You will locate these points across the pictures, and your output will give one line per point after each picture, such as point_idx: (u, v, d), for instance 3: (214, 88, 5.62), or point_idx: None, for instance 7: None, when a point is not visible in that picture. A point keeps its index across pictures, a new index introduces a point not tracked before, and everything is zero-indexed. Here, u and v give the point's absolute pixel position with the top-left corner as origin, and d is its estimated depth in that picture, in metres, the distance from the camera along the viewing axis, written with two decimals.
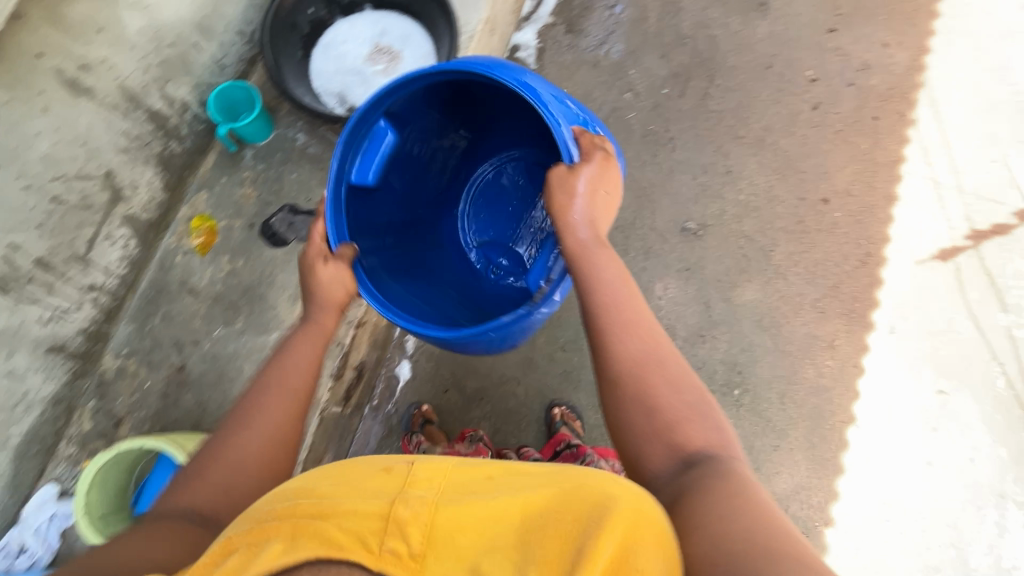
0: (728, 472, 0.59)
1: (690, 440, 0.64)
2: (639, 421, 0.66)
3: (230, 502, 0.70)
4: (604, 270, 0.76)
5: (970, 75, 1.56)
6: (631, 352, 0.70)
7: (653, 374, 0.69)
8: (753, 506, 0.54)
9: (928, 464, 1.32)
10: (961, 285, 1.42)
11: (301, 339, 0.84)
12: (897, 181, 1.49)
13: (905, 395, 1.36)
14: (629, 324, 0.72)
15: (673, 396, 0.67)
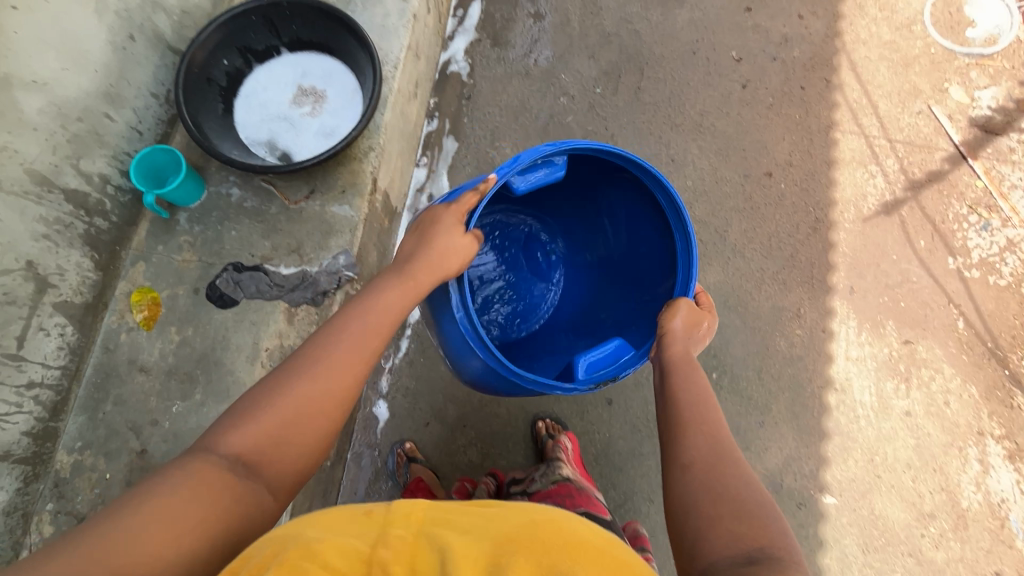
0: (792, 571, 0.53)
1: (751, 536, 0.58)
2: (705, 505, 0.63)
3: (274, 459, 0.64)
4: (698, 384, 0.78)
5: (884, 34, 1.62)
6: (703, 450, 0.69)
7: (727, 467, 0.67)
8: None
9: (907, 414, 1.35)
10: (908, 236, 1.46)
11: (383, 292, 0.79)
12: (833, 145, 1.53)
13: (876, 351, 1.39)
14: (707, 423, 0.73)
15: (739, 488, 0.64)
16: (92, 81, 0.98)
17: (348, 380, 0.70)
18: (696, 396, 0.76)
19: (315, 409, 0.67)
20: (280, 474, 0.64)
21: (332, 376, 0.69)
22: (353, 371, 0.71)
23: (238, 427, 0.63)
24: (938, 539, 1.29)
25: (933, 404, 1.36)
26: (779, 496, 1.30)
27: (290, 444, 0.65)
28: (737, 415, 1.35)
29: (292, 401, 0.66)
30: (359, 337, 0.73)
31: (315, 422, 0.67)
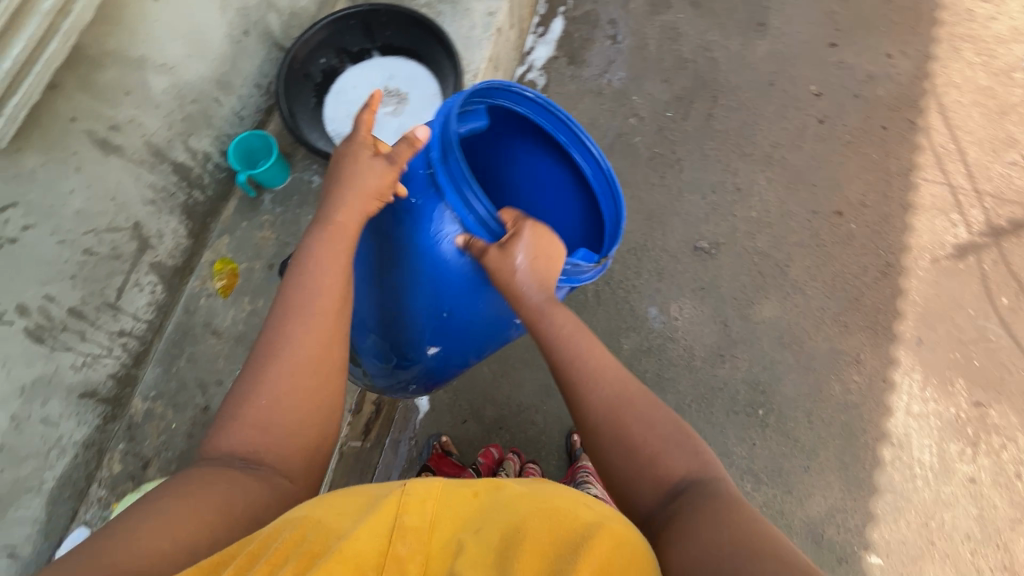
0: (717, 496, 0.57)
1: (674, 469, 0.61)
2: (619, 467, 0.63)
3: (271, 442, 0.65)
4: (562, 336, 0.73)
5: (980, 80, 1.55)
6: (601, 408, 0.66)
7: (624, 416, 0.65)
8: (723, 505, 0.55)
9: (972, 481, 1.26)
10: (989, 292, 1.38)
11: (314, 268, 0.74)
12: (912, 190, 1.47)
13: (941, 409, 1.30)
14: (590, 371, 0.69)
15: (645, 432, 0.64)
16: (209, 68, 1.09)
17: (320, 351, 0.70)
18: (576, 347, 0.71)
19: (298, 388, 0.68)
20: (289, 456, 0.66)
21: (299, 355, 0.69)
22: (324, 338, 0.71)
23: (229, 430, 0.65)
24: None
25: (1002, 474, 1.26)
26: (819, 547, 1.24)
27: (277, 427, 0.66)
28: (781, 456, 1.30)
29: (273, 390, 0.67)
30: (321, 308, 0.72)
31: (303, 402, 0.68)
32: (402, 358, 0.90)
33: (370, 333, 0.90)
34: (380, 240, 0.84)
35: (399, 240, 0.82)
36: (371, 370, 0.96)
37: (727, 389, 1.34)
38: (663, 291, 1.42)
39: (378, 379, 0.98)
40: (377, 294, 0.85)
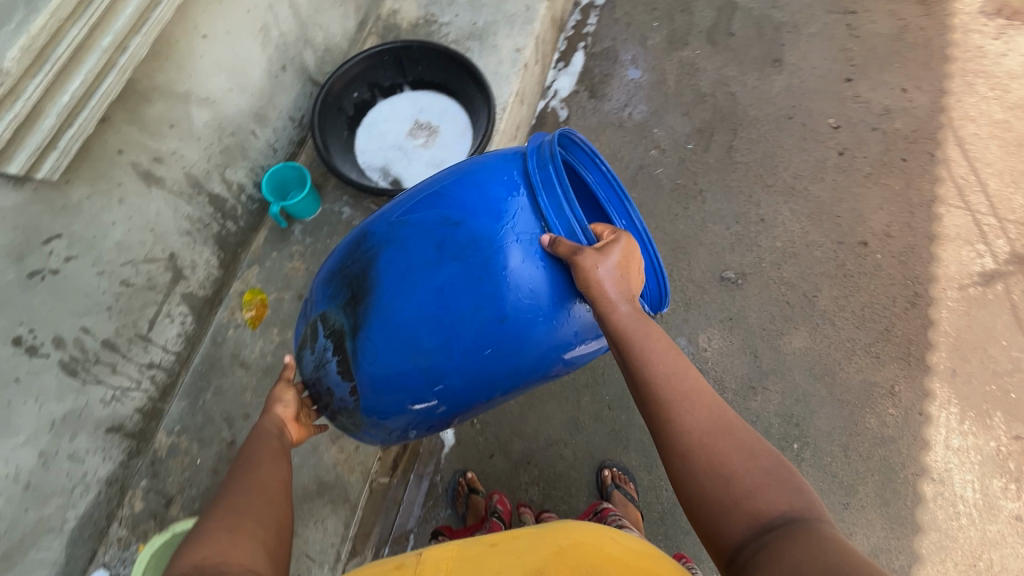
0: (824, 538, 0.52)
1: (772, 503, 0.57)
2: (712, 492, 0.59)
3: (240, 543, 0.59)
4: (656, 356, 0.69)
5: (996, 113, 1.58)
6: (697, 431, 0.63)
7: (722, 443, 0.62)
8: (830, 541, 0.51)
9: (1018, 518, 1.22)
10: (1020, 322, 1.37)
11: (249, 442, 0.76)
12: (936, 220, 1.48)
13: (981, 443, 1.27)
14: (682, 390, 0.66)
15: (744, 464, 0.60)
16: (248, 102, 1.10)
17: (272, 480, 0.69)
18: (664, 366, 0.68)
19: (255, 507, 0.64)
20: (252, 555, 0.58)
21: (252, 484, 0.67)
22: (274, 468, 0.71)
23: (196, 542, 0.58)
24: None
25: None
26: None
27: (245, 530, 0.60)
28: (819, 492, 1.26)
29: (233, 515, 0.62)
30: (264, 449, 0.74)
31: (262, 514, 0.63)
32: (421, 380, 0.78)
33: (390, 343, 0.78)
34: (439, 231, 0.78)
35: (463, 236, 0.77)
36: (370, 393, 0.81)
37: (760, 422, 1.32)
38: (690, 322, 1.41)
39: (374, 408, 0.83)
40: (418, 292, 0.77)
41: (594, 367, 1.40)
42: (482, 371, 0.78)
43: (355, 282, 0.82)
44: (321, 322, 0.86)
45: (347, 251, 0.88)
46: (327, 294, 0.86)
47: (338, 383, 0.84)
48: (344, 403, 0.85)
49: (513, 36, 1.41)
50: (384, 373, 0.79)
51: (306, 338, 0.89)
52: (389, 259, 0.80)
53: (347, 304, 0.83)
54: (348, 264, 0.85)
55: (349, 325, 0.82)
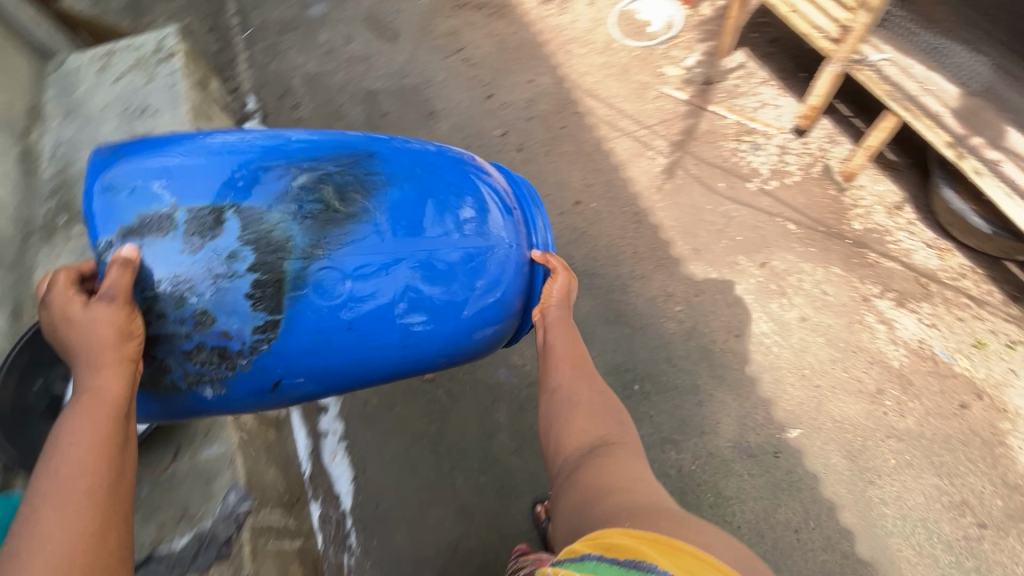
0: (624, 456, 0.76)
1: (602, 432, 0.81)
2: (563, 416, 0.85)
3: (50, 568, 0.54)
4: (566, 335, 0.93)
5: (597, 60, 1.94)
6: (564, 379, 0.90)
7: (581, 386, 0.89)
8: (620, 457, 0.75)
9: (804, 319, 1.43)
10: (709, 185, 1.65)
11: (67, 420, 0.63)
12: (612, 154, 1.74)
13: (745, 286, 1.49)
14: (570, 357, 0.91)
15: (588, 403, 0.86)
16: None
17: (74, 475, 0.59)
18: (568, 335, 0.93)
19: (44, 544, 0.55)
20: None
21: (38, 517, 0.56)
22: (108, 461, 0.62)
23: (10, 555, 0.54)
24: (899, 408, 1.31)
25: (816, 299, 1.46)
26: (755, 458, 1.29)
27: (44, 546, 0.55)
28: (675, 408, 1.36)
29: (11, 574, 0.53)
30: (71, 442, 0.61)
31: (54, 552, 0.55)
32: (375, 331, 0.83)
33: (361, 281, 0.80)
34: (434, 192, 0.86)
35: (456, 214, 0.86)
36: (297, 341, 0.80)
37: None
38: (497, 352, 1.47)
39: (277, 359, 0.80)
40: (382, 245, 0.81)
41: (448, 448, 1.38)
42: (421, 345, 0.87)
43: (322, 191, 0.81)
44: (246, 224, 0.77)
45: (325, 155, 0.86)
46: (277, 197, 0.79)
47: (228, 316, 0.76)
48: (221, 339, 0.77)
49: None
50: (321, 332, 0.80)
51: (189, 223, 0.76)
52: (387, 198, 0.83)
53: (311, 220, 0.79)
54: (333, 179, 0.82)
55: (320, 233, 0.79)
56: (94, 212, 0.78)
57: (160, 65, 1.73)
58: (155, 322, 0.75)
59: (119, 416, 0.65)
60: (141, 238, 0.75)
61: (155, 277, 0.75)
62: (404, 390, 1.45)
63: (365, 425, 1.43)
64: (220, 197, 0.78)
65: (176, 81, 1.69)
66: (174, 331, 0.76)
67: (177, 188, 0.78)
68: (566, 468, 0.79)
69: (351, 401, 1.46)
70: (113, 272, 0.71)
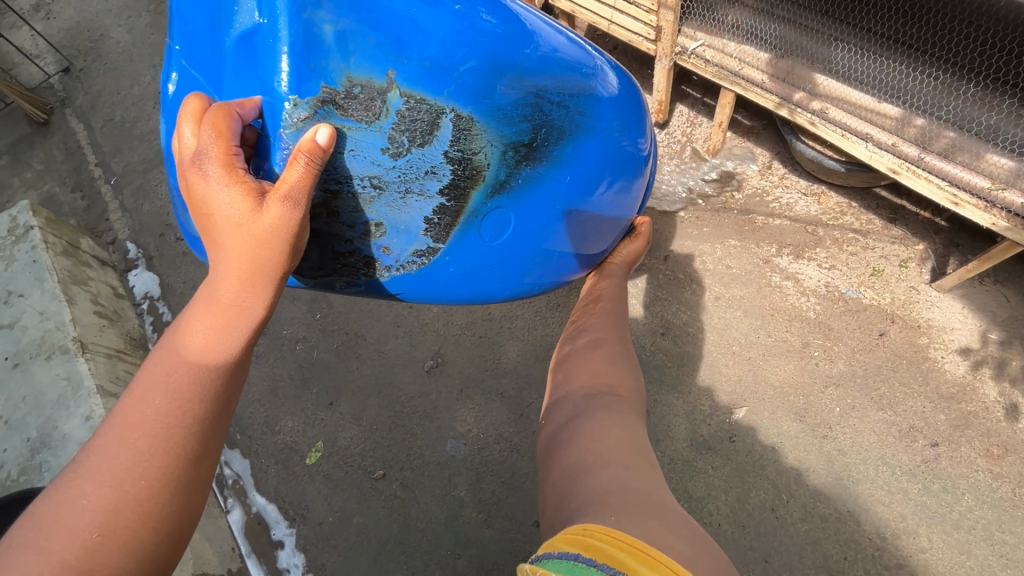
0: (627, 422, 0.69)
1: (618, 389, 0.77)
2: (578, 363, 0.83)
3: (133, 502, 0.50)
4: (610, 296, 0.98)
5: None
6: (595, 334, 0.89)
7: (607, 342, 0.87)
8: (628, 425, 0.68)
9: (718, 299, 1.46)
10: None
11: (195, 304, 0.59)
12: None
13: (656, 283, 1.51)
14: (611, 316, 0.94)
15: (608, 360, 0.83)
16: None
17: (180, 417, 0.54)
18: (608, 297, 0.98)
19: (107, 477, 0.50)
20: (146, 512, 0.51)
21: (145, 409, 0.53)
22: (203, 392, 0.55)
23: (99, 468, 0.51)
24: (827, 355, 1.34)
25: (722, 276, 1.49)
26: (714, 450, 1.28)
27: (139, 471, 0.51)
28: None
29: (69, 492, 0.50)
30: (185, 351, 0.56)
31: (115, 491, 0.50)
32: (513, 279, 0.81)
33: (523, 235, 0.76)
34: (608, 163, 0.82)
35: (605, 184, 0.83)
36: (446, 270, 0.74)
37: None
38: (442, 426, 1.42)
39: (423, 283, 0.76)
40: (546, 202, 0.75)
41: (419, 544, 1.31)
42: (532, 289, 0.89)
43: (535, 129, 0.69)
44: (461, 137, 0.65)
45: (540, 59, 0.69)
46: (505, 114, 0.66)
47: (398, 236, 0.69)
48: (379, 251, 0.70)
49: (75, 412, 1.31)
50: (471, 266, 0.75)
51: (396, 121, 0.62)
52: (569, 148, 0.75)
53: (514, 154, 0.69)
54: (548, 104, 0.70)
55: (529, 166, 0.71)
56: (286, 35, 0.59)
57: (18, 243, 1.60)
58: (324, 218, 0.66)
59: (246, 340, 0.59)
60: (344, 116, 0.61)
61: (350, 171, 0.63)
62: (357, 497, 1.37)
63: (329, 546, 1.34)
64: (444, 94, 0.62)
65: (39, 255, 1.56)
66: (337, 232, 0.67)
67: (413, 52, 0.61)
68: (571, 398, 0.76)
69: (306, 528, 1.37)
70: (300, 165, 0.57)
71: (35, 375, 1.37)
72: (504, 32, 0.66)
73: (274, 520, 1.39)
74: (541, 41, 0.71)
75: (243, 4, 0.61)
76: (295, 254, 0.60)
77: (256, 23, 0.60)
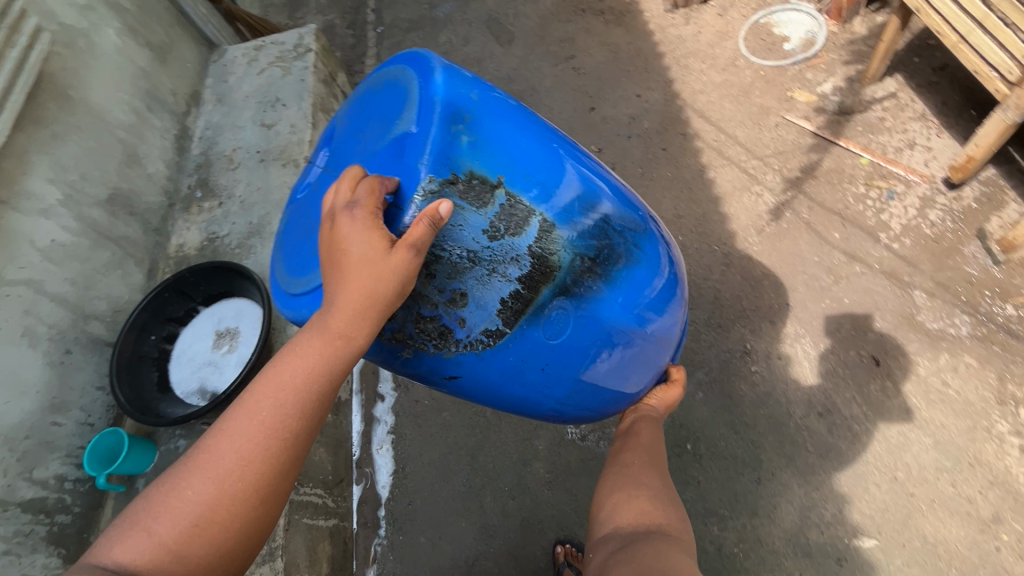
0: (676, 551, 0.72)
1: (660, 519, 0.78)
2: (619, 491, 0.85)
3: (224, 503, 0.59)
4: (647, 428, 0.94)
5: (716, 77, 1.72)
6: (635, 458, 0.90)
7: (646, 467, 0.88)
8: (679, 556, 0.71)
9: (911, 411, 1.21)
10: (821, 234, 1.42)
11: (308, 332, 0.63)
12: (711, 183, 1.56)
13: (842, 357, 1.29)
14: (649, 445, 0.92)
15: (651, 486, 0.84)
16: (38, 400, 1.20)
17: (268, 432, 0.60)
18: (647, 428, 0.94)
19: (210, 475, 0.59)
20: (230, 512, 0.59)
21: (245, 422, 0.60)
22: (299, 413, 0.62)
23: (202, 468, 0.59)
24: (1018, 547, 1.08)
25: (932, 390, 1.22)
26: (812, 558, 1.15)
27: (232, 479, 0.59)
28: (728, 479, 1.23)
29: (179, 482, 0.59)
30: (288, 380, 0.62)
31: (214, 487, 0.59)
32: (560, 389, 0.80)
33: (575, 346, 0.76)
34: (662, 294, 0.83)
35: (656, 319, 0.83)
36: (500, 361, 0.75)
37: None
38: None
39: (479, 370, 0.76)
40: (602, 317, 0.76)
41: (484, 466, 1.39)
42: (575, 408, 0.85)
43: (600, 247, 0.74)
44: (544, 238, 0.69)
45: (611, 192, 0.77)
46: (578, 226, 0.72)
47: (476, 309, 0.70)
48: (456, 322, 0.71)
49: None
50: (526, 361, 0.75)
51: (499, 211, 0.68)
52: (629, 273, 0.77)
53: (581, 263, 0.72)
54: (614, 229, 0.75)
55: (591, 280, 0.73)
56: (432, 135, 0.66)
57: (296, 60, 1.84)
58: (421, 277, 0.68)
59: (343, 369, 0.63)
60: (462, 198, 0.66)
61: (452, 244, 0.67)
62: (452, 398, 1.49)
63: (414, 423, 1.49)
64: (539, 201, 0.69)
65: (306, 76, 1.80)
66: (427, 293, 0.69)
67: (521, 166, 0.69)
68: (617, 537, 0.78)
69: (404, 398, 1.53)
70: (423, 225, 0.61)
71: (271, 175, 1.64)
72: (585, 170, 0.75)
73: (384, 377, 1.57)
74: (611, 181, 0.79)
75: (406, 115, 0.70)
76: (399, 300, 0.63)
77: (409, 130, 0.68)
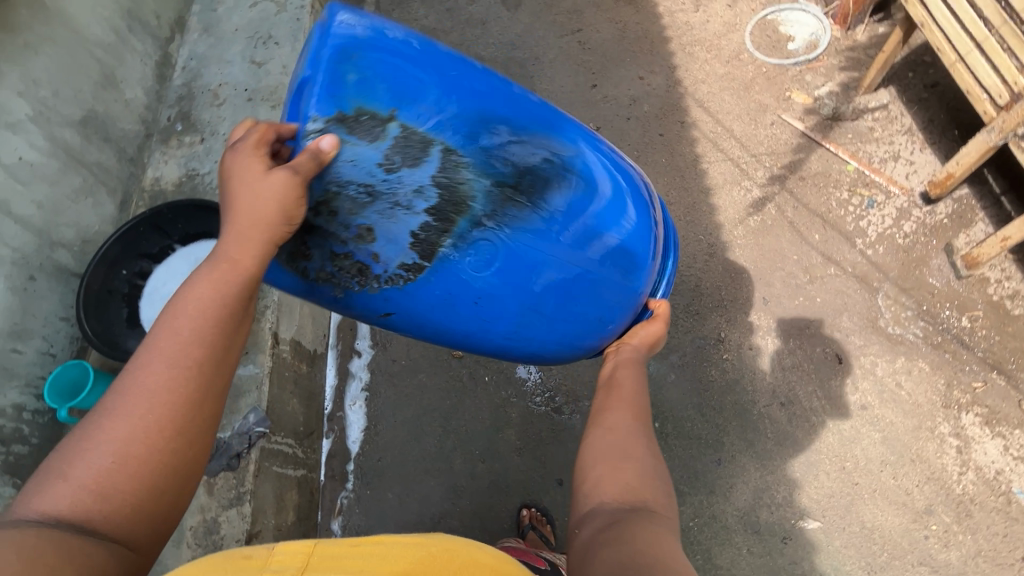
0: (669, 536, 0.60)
1: (650, 497, 0.66)
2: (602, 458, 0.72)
3: (140, 435, 0.55)
4: (631, 381, 0.84)
5: (718, 69, 1.72)
6: (620, 422, 0.77)
7: (633, 432, 0.75)
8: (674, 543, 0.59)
9: (863, 408, 1.29)
10: (801, 234, 1.47)
11: (200, 270, 0.64)
12: (704, 174, 1.58)
13: (808, 353, 1.35)
14: (634, 403, 0.80)
15: (641, 457, 0.72)
16: None
17: (174, 357, 0.59)
18: (631, 380, 0.84)
19: (119, 413, 0.56)
20: (148, 446, 0.55)
21: (149, 355, 0.59)
22: (203, 336, 0.61)
23: (113, 408, 0.56)
24: (944, 537, 1.18)
25: (886, 389, 1.30)
26: (760, 536, 1.22)
27: (146, 412, 0.56)
28: (691, 458, 1.29)
29: (88, 428, 0.56)
30: (187, 307, 0.61)
31: (126, 424, 0.55)
32: (500, 322, 0.81)
33: (505, 275, 0.77)
34: (602, 215, 0.80)
35: (600, 242, 0.81)
36: (427, 293, 0.77)
37: None
38: None
39: (408, 302, 0.78)
40: (531, 243, 0.76)
41: (456, 428, 1.41)
42: (525, 345, 0.86)
43: (519, 174, 0.74)
44: (447, 168, 0.71)
45: (531, 116, 0.76)
46: (487, 153, 0.72)
47: (386, 244, 0.72)
48: (371, 258, 0.73)
49: None
50: (452, 294, 0.78)
51: (393, 145, 0.69)
52: (559, 198, 0.76)
53: (498, 192, 0.73)
54: (535, 153, 0.75)
55: (512, 207, 0.74)
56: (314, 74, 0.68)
57: None
58: (323, 214, 0.70)
59: (241, 290, 0.64)
60: (350, 133, 0.67)
61: (341, 179, 0.68)
62: (430, 360, 1.49)
63: (389, 382, 1.49)
64: (435, 131, 0.70)
65: (302, 16, 1.71)
66: (334, 231, 0.71)
67: (414, 97, 0.69)
68: (600, 515, 0.65)
69: (381, 356, 1.52)
70: (305, 156, 0.64)
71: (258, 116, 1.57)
72: (497, 96, 0.74)
73: (362, 334, 1.56)
74: (535, 104, 0.78)
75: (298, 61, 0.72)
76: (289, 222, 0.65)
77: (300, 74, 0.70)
